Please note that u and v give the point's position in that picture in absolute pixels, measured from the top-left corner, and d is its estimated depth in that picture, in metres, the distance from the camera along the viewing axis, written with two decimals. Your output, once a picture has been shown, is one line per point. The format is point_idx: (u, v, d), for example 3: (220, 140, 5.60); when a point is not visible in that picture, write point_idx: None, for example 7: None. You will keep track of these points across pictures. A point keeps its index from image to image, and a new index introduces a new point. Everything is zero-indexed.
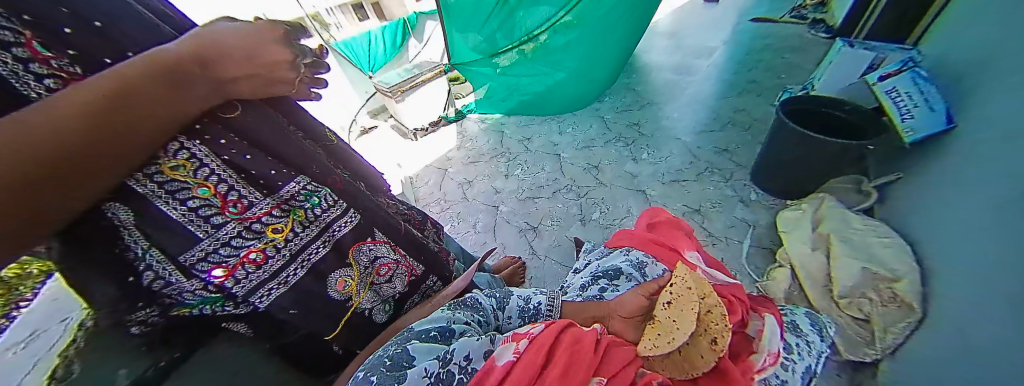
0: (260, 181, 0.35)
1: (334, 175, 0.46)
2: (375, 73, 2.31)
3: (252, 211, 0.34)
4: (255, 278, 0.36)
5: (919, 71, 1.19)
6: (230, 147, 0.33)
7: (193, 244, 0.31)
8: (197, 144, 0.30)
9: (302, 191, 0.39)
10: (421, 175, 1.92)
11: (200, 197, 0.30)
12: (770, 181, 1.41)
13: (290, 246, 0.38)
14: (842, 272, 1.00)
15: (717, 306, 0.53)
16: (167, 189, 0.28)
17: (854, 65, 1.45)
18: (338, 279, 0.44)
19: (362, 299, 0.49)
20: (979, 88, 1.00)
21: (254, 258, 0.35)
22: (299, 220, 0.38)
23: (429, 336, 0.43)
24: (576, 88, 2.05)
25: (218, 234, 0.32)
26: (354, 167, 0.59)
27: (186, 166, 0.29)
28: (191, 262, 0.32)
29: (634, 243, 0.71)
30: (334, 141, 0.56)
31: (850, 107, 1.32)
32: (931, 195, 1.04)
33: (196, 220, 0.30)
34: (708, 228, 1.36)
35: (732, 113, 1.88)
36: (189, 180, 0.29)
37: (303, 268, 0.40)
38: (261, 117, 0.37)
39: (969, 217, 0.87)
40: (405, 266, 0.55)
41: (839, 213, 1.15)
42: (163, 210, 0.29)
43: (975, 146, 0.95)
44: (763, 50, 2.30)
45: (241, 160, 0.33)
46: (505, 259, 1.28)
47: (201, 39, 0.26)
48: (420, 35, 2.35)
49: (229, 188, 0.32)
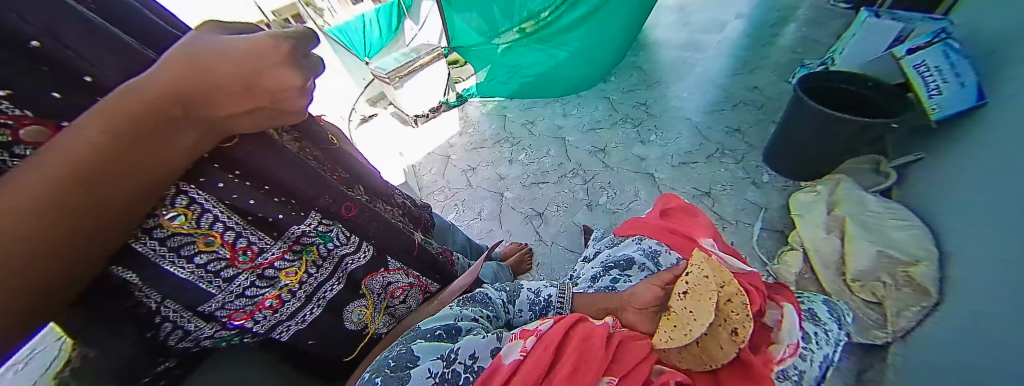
0: (268, 221, 0.35)
1: (348, 200, 0.44)
2: (371, 58, 2.27)
3: (263, 257, 0.35)
4: (273, 318, 0.40)
5: (951, 44, 1.12)
6: (228, 188, 0.30)
7: (206, 299, 0.33)
8: (196, 189, 0.28)
9: (312, 231, 0.39)
10: (423, 163, 1.89)
11: (206, 251, 0.31)
12: (782, 161, 1.36)
13: (304, 289, 0.41)
14: (856, 252, 0.98)
15: (739, 294, 0.50)
16: (169, 246, 0.28)
17: (877, 39, 1.36)
18: (353, 311, 0.48)
19: (378, 324, 0.53)
20: (1015, 58, 0.95)
21: (270, 303, 0.38)
22: (312, 260, 0.40)
23: (435, 335, 0.42)
24: (580, 69, 1.98)
25: (231, 287, 0.34)
26: (353, 168, 0.57)
27: (186, 214, 0.28)
28: (210, 310, 0.34)
29: (646, 232, 0.68)
30: (337, 144, 0.55)
31: (872, 83, 1.25)
32: (956, 174, 0.99)
33: (206, 276, 0.32)
34: (717, 211, 1.33)
35: (744, 90, 1.80)
36: (193, 231, 0.29)
37: (318, 307, 0.43)
38: (267, 147, 0.34)
39: (993, 199, 0.83)
40: (419, 286, 0.58)
41: (856, 196, 1.10)
42: (170, 270, 0.29)
43: (1006, 122, 0.89)
44: (779, 23, 2.19)
45: (245, 205, 0.32)
46: (511, 246, 1.27)
47: (187, 63, 0.21)
48: (416, 17, 2.24)
49: (236, 235, 0.32)
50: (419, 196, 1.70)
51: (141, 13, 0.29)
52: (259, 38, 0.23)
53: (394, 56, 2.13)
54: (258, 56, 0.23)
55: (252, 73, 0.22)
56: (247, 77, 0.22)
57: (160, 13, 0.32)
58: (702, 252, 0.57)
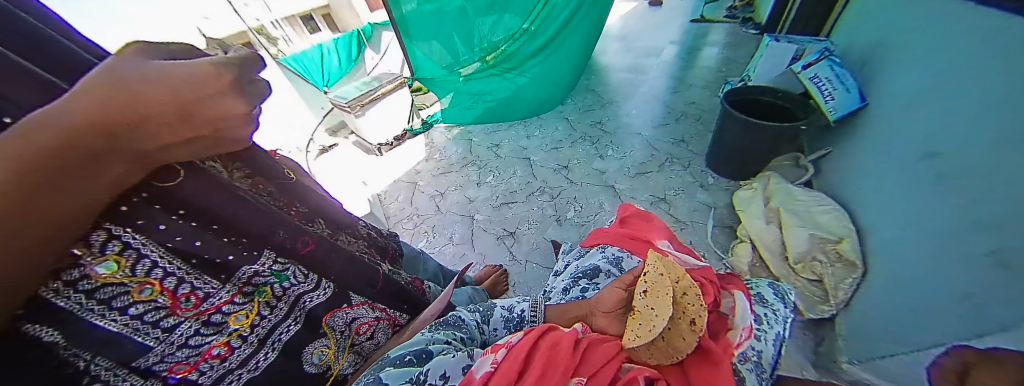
0: (216, 265, 0.34)
1: (305, 234, 0.43)
2: (330, 87, 2.57)
3: (208, 302, 0.33)
4: (222, 366, 0.35)
5: (833, 60, 1.36)
6: (172, 232, 0.29)
7: (142, 353, 0.29)
8: (133, 232, 0.26)
9: (267, 270, 0.38)
10: (389, 191, 1.84)
11: (143, 301, 0.28)
12: (722, 165, 1.52)
13: (257, 332, 0.38)
14: (794, 239, 1.08)
15: (693, 287, 0.54)
16: (99, 299, 0.25)
17: (780, 59, 1.61)
18: (313, 352, 0.45)
19: (343, 365, 0.50)
20: (883, 69, 1.16)
21: (218, 352, 0.34)
22: (265, 301, 0.39)
23: (405, 361, 0.42)
24: (539, 93, 2.11)
25: (171, 337, 0.31)
26: (313, 203, 0.56)
27: (119, 262, 0.26)
28: (147, 365, 0.30)
29: (608, 240, 0.72)
30: (293, 178, 0.54)
31: (782, 93, 1.47)
32: (858, 164, 1.16)
33: (142, 328, 0.28)
34: (674, 214, 1.43)
35: (683, 106, 2.01)
36: (128, 279, 0.27)
37: (273, 350, 0.40)
38: (212, 182, 0.32)
39: (891, 182, 0.99)
40: (386, 319, 0.57)
41: (784, 189, 1.26)
42: (98, 325, 0.26)
43: (886, 118, 1.08)
44: (704, 48, 2.52)
45: (190, 248, 0.31)
46: (486, 269, 1.25)
47: (116, 90, 0.20)
48: (376, 46, 2.57)
49: (178, 281, 0.31)
50: (386, 225, 1.64)
51: (70, 48, 0.28)
52: (199, 64, 0.23)
53: (355, 86, 2.15)
54: (202, 82, 0.23)
55: (191, 102, 0.23)
56: (186, 105, 0.23)
57: (86, 45, 0.31)
58: (657, 252, 0.62)
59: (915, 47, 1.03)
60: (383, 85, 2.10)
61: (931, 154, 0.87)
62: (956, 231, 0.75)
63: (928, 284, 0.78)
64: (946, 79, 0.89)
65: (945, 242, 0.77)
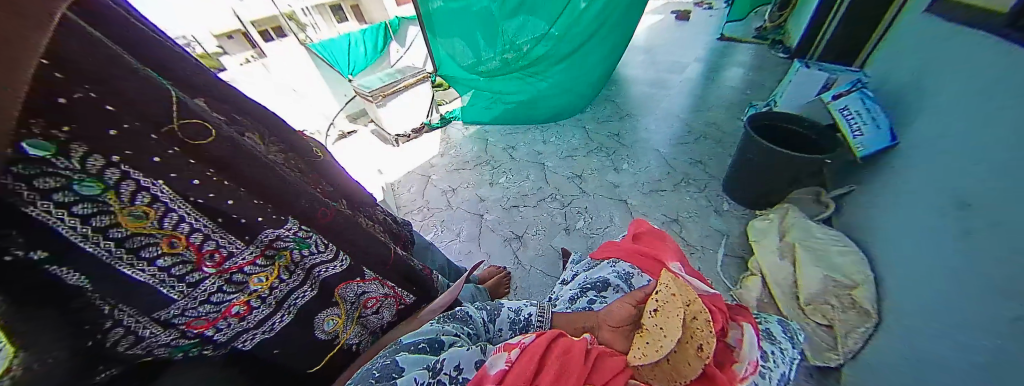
0: (240, 224, 0.35)
1: (324, 206, 0.45)
2: (354, 75, 2.75)
3: (231, 262, 0.35)
4: (237, 327, 0.37)
5: (866, 93, 1.32)
6: (205, 188, 0.31)
7: (166, 305, 0.31)
8: (158, 182, 0.28)
9: (289, 236, 0.39)
10: (402, 181, 1.88)
11: (169, 254, 0.30)
12: (740, 191, 1.49)
13: (274, 295, 0.39)
14: (807, 278, 1.06)
15: (703, 312, 0.54)
16: (128, 247, 0.28)
17: (811, 85, 1.57)
18: (324, 319, 0.46)
19: (350, 335, 0.51)
20: (918, 108, 1.12)
21: (237, 311, 0.36)
22: (284, 266, 0.40)
23: (418, 348, 0.43)
24: (560, 101, 2.15)
25: (194, 293, 0.32)
26: (339, 183, 0.58)
27: (149, 213, 0.28)
28: (168, 318, 0.32)
29: (621, 254, 0.72)
30: (321, 157, 0.56)
31: (809, 123, 1.44)
32: (881, 206, 1.13)
33: (168, 281, 0.30)
34: (685, 237, 1.41)
35: (704, 127, 1.98)
36: (156, 231, 0.29)
37: (287, 314, 0.41)
38: (242, 147, 0.36)
39: (917, 228, 0.95)
40: (394, 296, 0.57)
41: (802, 224, 1.22)
42: (126, 273, 0.28)
43: (918, 161, 1.04)
44: (729, 69, 2.50)
45: (223, 207, 0.33)
46: (489, 269, 1.26)
47: None
48: (402, 40, 2.71)
49: (203, 237, 0.32)
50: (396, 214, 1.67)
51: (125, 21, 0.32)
52: None
53: (379, 77, 2.18)
54: None
55: None
56: None
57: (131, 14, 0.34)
58: (670, 273, 0.62)
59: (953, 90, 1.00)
60: (405, 78, 2.12)
61: (963, 202, 0.83)
62: (983, 286, 0.72)
63: (947, 339, 0.75)
64: (983, 125, 0.85)
65: (970, 298, 0.74)
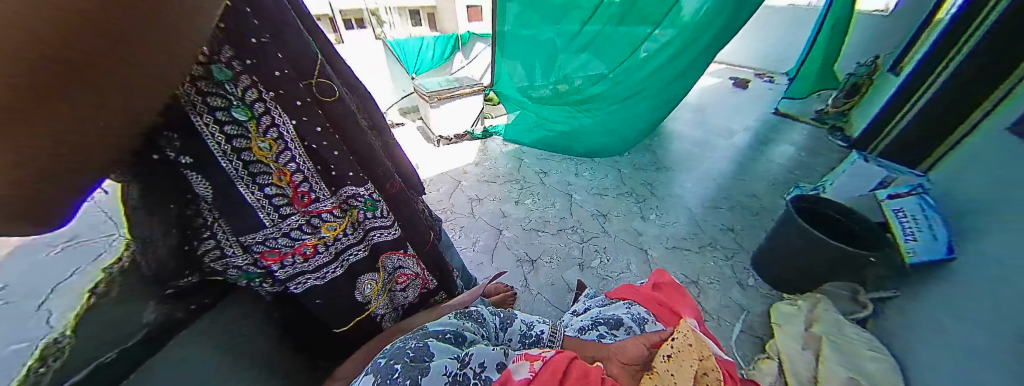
0: (330, 174, 0.48)
1: (392, 181, 0.58)
2: (418, 75, 2.86)
3: (316, 206, 0.47)
4: (298, 266, 0.50)
5: (927, 198, 1.27)
6: (318, 141, 0.44)
7: (257, 228, 0.44)
8: (286, 128, 0.41)
9: (360, 196, 0.53)
10: (434, 180, 1.97)
11: (276, 186, 0.43)
12: (770, 269, 1.42)
13: (335, 245, 0.53)
14: (828, 375, 0.98)
15: (717, 371, 0.51)
16: (251, 171, 0.40)
17: (864, 180, 1.50)
18: (364, 282, 0.61)
19: (378, 304, 0.66)
20: (984, 226, 1.04)
21: (305, 249, 0.49)
22: (350, 221, 0.53)
23: (445, 337, 0.48)
24: (604, 138, 2.19)
25: (281, 224, 0.45)
26: (405, 171, 0.69)
27: (271, 148, 0.40)
28: (252, 243, 0.45)
29: (639, 299, 0.72)
30: (394, 142, 0.66)
31: (855, 215, 1.37)
32: (925, 320, 1.03)
33: (268, 207, 0.43)
34: (702, 303, 1.34)
35: (743, 196, 1.93)
36: (272, 165, 0.41)
37: (338, 266, 0.55)
38: (347, 117, 0.48)
39: (967, 353, 0.86)
40: (419, 279, 0.73)
41: (832, 318, 1.14)
42: (241, 192, 0.41)
43: (977, 281, 0.95)
44: (777, 144, 2.46)
45: (327, 155, 0.46)
46: (496, 285, 1.27)
47: None
48: (468, 53, 2.94)
49: (303, 179, 0.45)
50: None
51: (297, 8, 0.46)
52: None
53: (439, 81, 2.36)
54: None
55: None
56: None
57: (300, 8, 0.48)
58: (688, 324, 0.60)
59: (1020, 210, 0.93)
60: (462, 88, 2.27)
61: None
62: None
63: None
64: None
65: None
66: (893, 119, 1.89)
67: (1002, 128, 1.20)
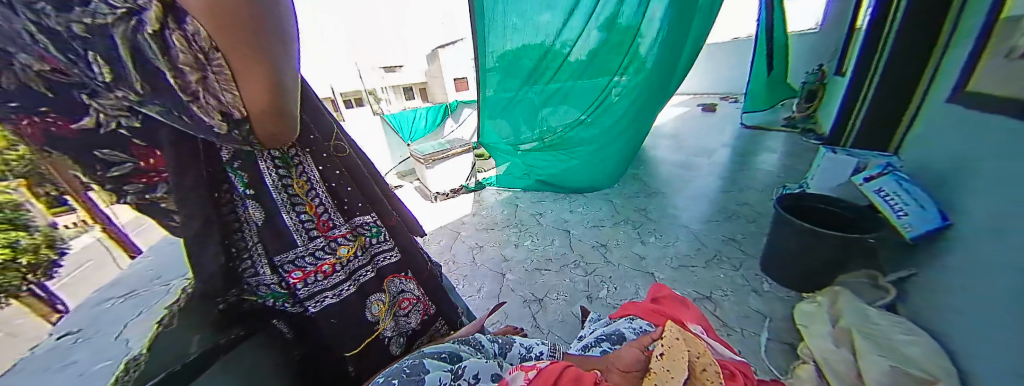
0: (344, 207, 0.65)
1: (392, 216, 0.75)
2: (412, 141, 3.13)
3: (334, 231, 0.63)
4: (318, 284, 0.61)
5: (900, 175, 1.28)
6: (335, 179, 0.64)
7: (290, 247, 0.58)
8: (314, 170, 0.61)
9: (368, 224, 0.69)
10: (433, 235, 2.01)
11: (306, 213, 0.59)
12: (781, 272, 1.39)
13: (349, 265, 0.65)
14: (869, 366, 0.90)
15: (713, 365, 0.47)
16: (290, 200, 0.57)
17: (838, 170, 1.56)
18: (374, 302, 0.69)
19: (386, 327, 0.72)
20: (964, 188, 1.07)
21: (325, 268, 0.62)
22: (360, 244, 0.67)
23: (441, 356, 0.49)
24: (586, 175, 2.30)
25: (308, 244, 0.60)
26: (403, 214, 0.86)
27: (300, 183, 0.58)
28: (283, 262, 0.57)
29: (638, 313, 0.72)
30: (391, 194, 0.83)
31: (844, 204, 1.40)
32: (952, 294, 0.99)
33: (299, 229, 0.58)
34: (721, 317, 1.27)
35: (735, 206, 1.97)
36: (304, 197, 0.59)
37: (351, 286, 0.66)
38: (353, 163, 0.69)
39: (1004, 316, 0.81)
40: (421, 305, 0.80)
41: (857, 308, 1.10)
42: (282, 217, 0.57)
43: (977, 240, 0.96)
44: (756, 154, 2.58)
45: (342, 191, 0.65)
46: (505, 327, 1.16)
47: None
48: (457, 118, 3.22)
49: (324, 209, 0.62)
50: None
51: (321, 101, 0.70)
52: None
53: (432, 145, 2.54)
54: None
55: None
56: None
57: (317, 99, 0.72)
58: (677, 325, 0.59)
59: (991, 167, 0.97)
60: (454, 148, 2.45)
61: None
62: None
63: None
64: None
65: None
66: (852, 114, 2.04)
67: (944, 101, 1.32)
